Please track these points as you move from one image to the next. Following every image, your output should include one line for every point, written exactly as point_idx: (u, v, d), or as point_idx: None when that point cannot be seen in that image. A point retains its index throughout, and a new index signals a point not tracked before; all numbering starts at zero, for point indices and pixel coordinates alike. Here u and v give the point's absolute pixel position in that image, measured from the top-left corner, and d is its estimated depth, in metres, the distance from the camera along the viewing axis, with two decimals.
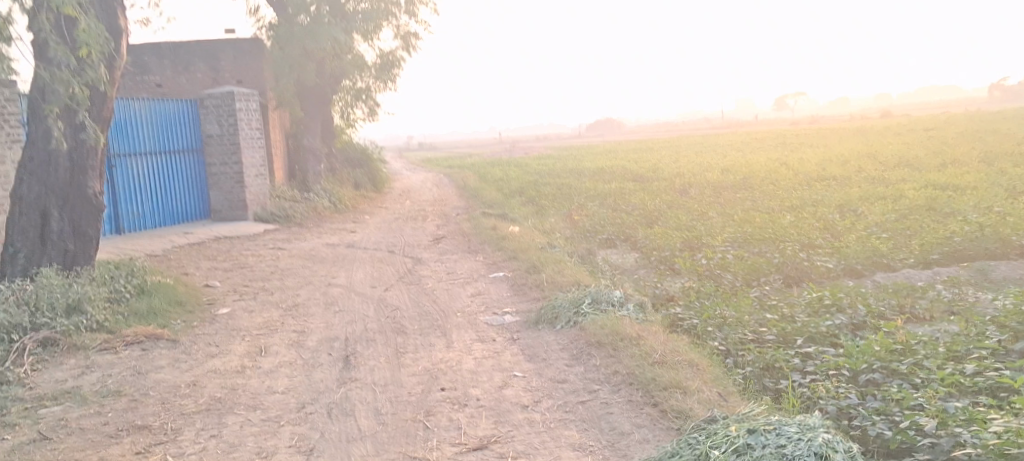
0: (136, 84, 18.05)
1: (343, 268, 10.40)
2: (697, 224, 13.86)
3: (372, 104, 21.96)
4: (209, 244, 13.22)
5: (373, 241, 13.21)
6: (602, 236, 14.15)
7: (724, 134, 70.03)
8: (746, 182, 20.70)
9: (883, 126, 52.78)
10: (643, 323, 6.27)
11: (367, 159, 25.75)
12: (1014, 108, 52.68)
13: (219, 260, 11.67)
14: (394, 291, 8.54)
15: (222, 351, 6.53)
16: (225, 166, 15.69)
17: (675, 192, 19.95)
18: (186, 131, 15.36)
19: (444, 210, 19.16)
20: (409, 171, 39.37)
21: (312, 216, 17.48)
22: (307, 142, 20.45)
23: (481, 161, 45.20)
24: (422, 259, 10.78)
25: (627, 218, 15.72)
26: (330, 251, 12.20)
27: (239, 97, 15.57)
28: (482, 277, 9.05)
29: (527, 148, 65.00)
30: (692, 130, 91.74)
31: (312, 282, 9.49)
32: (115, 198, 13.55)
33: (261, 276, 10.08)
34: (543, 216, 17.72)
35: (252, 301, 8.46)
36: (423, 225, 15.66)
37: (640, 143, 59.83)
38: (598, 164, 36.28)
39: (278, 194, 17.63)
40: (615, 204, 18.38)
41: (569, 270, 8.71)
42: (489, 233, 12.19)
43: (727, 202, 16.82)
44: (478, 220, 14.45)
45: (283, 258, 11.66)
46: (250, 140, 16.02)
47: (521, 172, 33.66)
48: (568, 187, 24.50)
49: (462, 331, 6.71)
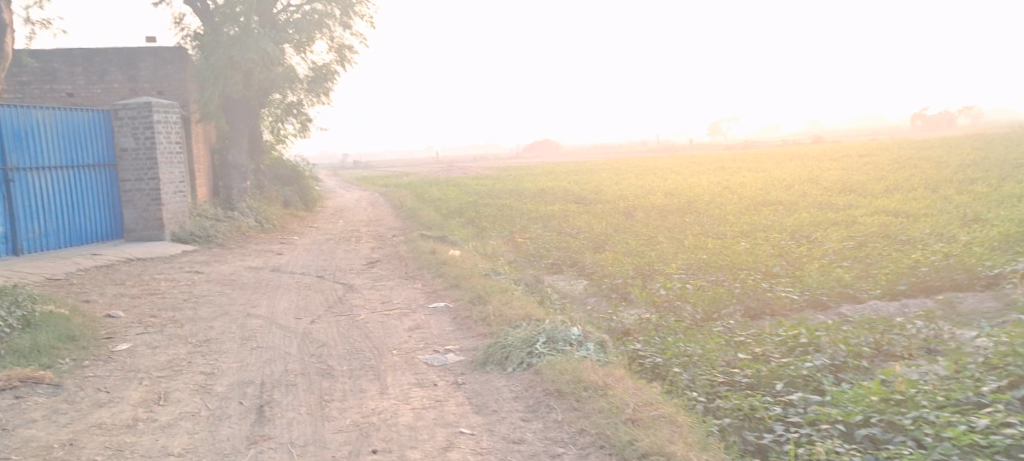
0: (42, 92, 16.60)
1: (266, 296, 9.37)
2: (646, 249, 13.33)
3: (304, 119, 20.92)
4: (118, 267, 12.00)
5: (302, 265, 12.23)
6: (548, 261, 13.47)
7: (661, 157, 70.85)
8: (691, 205, 20.49)
9: (814, 152, 54.14)
10: (607, 366, 5.54)
11: (298, 176, 24.57)
12: (938, 138, 54.86)
13: (126, 285, 10.45)
14: (321, 323, 7.60)
15: (113, 398, 5.27)
16: (140, 182, 14.44)
17: (620, 215, 19.55)
18: (97, 143, 14.08)
19: (380, 230, 18.27)
20: (344, 189, 38.19)
21: (236, 236, 16.31)
22: (233, 157, 19.23)
23: (419, 180, 44.29)
24: (355, 285, 9.85)
25: (573, 241, 15.12)
26: (253, 276, 11.15)
27: (157, 108, 14.40)
28: (421, 307, 8.20)
29: (466, 168, 64.33)
30: (630, 153, 92.75)
31: (228, 312, 8.44)
32: (13, 216, 12.21)
33: (170, 304, 8.96)
34: (484, 238, 17.00)
35: (157, 335, 7.33)
36: (357, 247, 14.73)
37: (580, 165, 59.89)
38: (538, 185, 35.85)
39: (200, 212, 16.43)
40: (559, 226, 17.78)
41: (516, 300, 7.95)
42: (429, 257, 11.36)
43: (674, 226, 16.40)
44: (417, 242, 13.61)
45: (199, 283, 10.55)
46: (170, 155, 14.83)
47: (459, 192, 32.92)
48: (510, 209, 23.88)
49: (397, 373, 5.84)
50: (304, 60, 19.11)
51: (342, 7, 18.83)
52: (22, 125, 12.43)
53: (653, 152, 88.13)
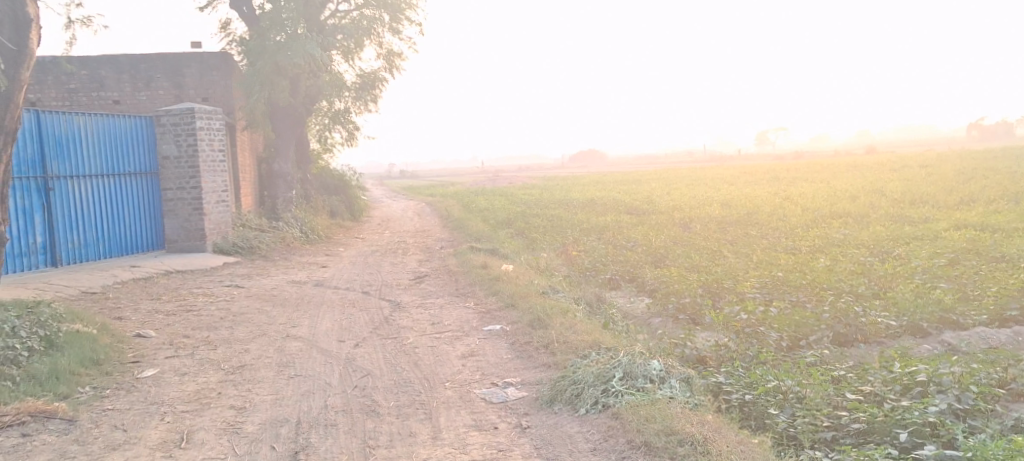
0: (89, 99, 16.38)
1: (307, 315, 8.72)
2: (712, 265, 12.37)
3: (351, 127, 20.47)
4: (157, 281, 11.53)
5: (347, 279, 11.62)
6: (605, 277, 12.61)
7: (711, 166, 69.23)
8: (752, 217, 19.45)
9: (873, 161, 52.09)
10: (698, 410, 4.69)
11: (344, 185, 24.11)
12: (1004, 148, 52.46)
13: (163, 301, 9.93)
14: (365, 349, 6.89)
15: (129, 440, 4.63)
16: (182, 191, 14.06)
17: (677, 226, 18.62)
18: (139, 150, 13.74)
19: (428, 242, 17.65)
20: (389, 198, 37.83)
21: (280, 247, 15.82)
22: (279, 165, 18.81)
23: (465, 189, 43.73)
24: (402, 304, 9.14)
25: (631, 255, 14.23)
26: (295, 291, 10.55)
27: (200, 114, 14.02)
28: (474, 330, 7.44)
29: (512, 178, 63.70)
30: (678, 163, 91.05)
31: (267, 333, 7.80)
32: (51, 225, 11.87)
33: (207, 323, 8.37)
34: (536, 251, 16.24)
35: (188, 360, 6.72)
36: (404, 260, 14.10)
37: (629, 174, 58.71)
38: (585, 195, 34.92)
39: (244, 222, 16.01)
40: (614, 239, 16.89)
41: (580, 324, 7.13)
42: (480, 273, 10.60)
43: (738, 240, 15.38)
44: (466, 256, 12.87)
45: (239, 299, 9.97)
46: (213, 162, 14.42)
47: (507, 202, 32.19)
48: (559, 219, 23.02)
49: (451, 413, 5.08)
50: (352, 67, 18.62)
51: (390, 11, 18.30)
52: (62, 132, 12.10)
53: (701, 162, 86.36)
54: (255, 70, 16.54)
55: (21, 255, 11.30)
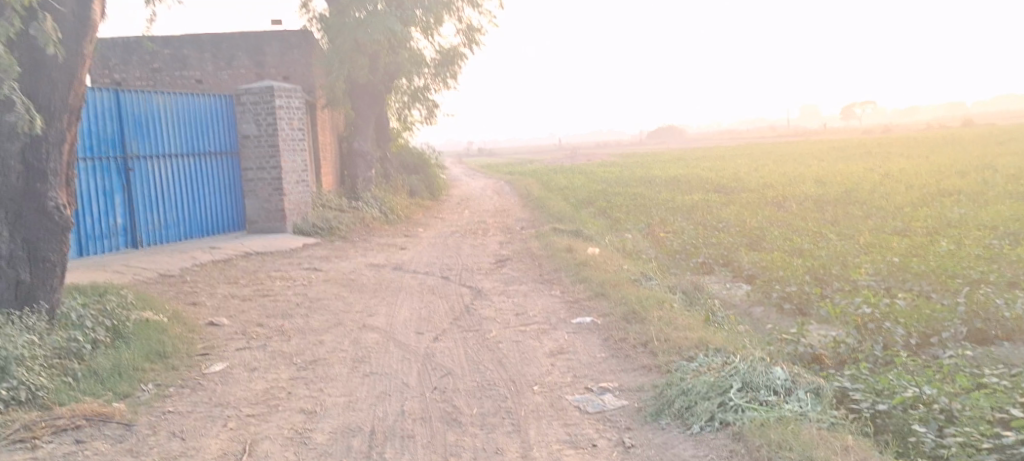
0: (173, 79, 16.44)
1: (384, 302, 8.27)
2: (816, 247, 11.35)
3: (430, 105, 20.10)
4: (235, 264, 11.36)
5: (425, 262, 11.17)
6: (697, 260, 11.77)
7: (798, 142, 66.37)
8: (852, 195, 18.11)
9: (977, 133, 48.66)
10: (837, 431, 3.93)
11: (423, 164, 23.79)
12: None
13: (240, 286, 9.70)
14: (446, 343, 6.36)
15: (187, 453, 4.23)
16: (261, 171, 13.90)
17: (771, 205, 17.49)
18: (219, 129, 13.64)
19: (507, 223, 17.10)
20: (467, 177, 37.58)
21: (359, 228, 15.54)
22: (357, 144, 18.56)
23: (543, 167, 43.06)
24: (483, 291, 8.59)
25: (725, 236, 13.30)
26: (373, 275, 10.16)
27: (279, 93, 13.78)
28: (564, 322, 6.81)
29: (590, 155, 62.63)
30: (761, 138, 87.87)
31: (342, 322, 7.38)
32: (131, 206, 11.87)
33: (282, 310, 8.06)
34: (620, 232, 15.48)
35: (260, 354, 6.36)
36: (484, 242, 13.57)
37: (713, 151, 56.82)
38: (667, 172, 33.72)
39: (323, 202, 15.79)
40: (703, 219, 15.93)
41: (682, 318, 6.39)
42: (566, 257, 9.95)
43: (842, 220, 14.20)
44: (549, 237, 12.23)
45: (315, 284, 9.64)
46: (292, 142, 14.19)
47: (586, 180, 31.35)
48: (643, 198, 22.10)
49: (541, 424, 4.47)
50: (431, 43, 18.14)
51: None
52: (142, 111, 12.07)
53: (787, 136, 82.98)
54: (335, 47, 16.31)
55: (102, 237, 11.34)
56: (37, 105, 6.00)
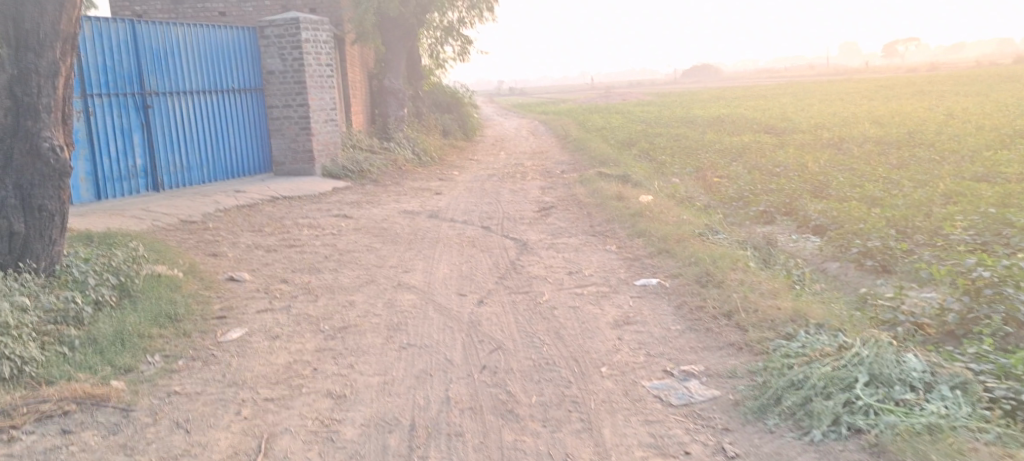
0: (196, 11, 15.59)
1: (420, 256, 7.50)
2: (890, 194, 10.29)
3: (464, 40, 19.04)
4: (261, 210, 10.68)
5: (463, 209, 10.38)
6: (757, 209, 10.79)
7: (845, 79, 63.69)
8: (918, 136, 16.86)
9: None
10: (1006, 442, 3.04)
11: (456, 102, 22.80)
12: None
13: (264, 235, 9.02)
14: (492, 308, 5.59)
15: (190, 449, 3.52)
16: (287, 108, 13.11)
17: (829, 147, 16.35)
18: (244, 65, 12.85)
19: (546, 165, 16.19)
20: (500, 116, 36.53)
21: (391, 171, 14.74)
22: (389, 81, 17.65)
23: (579, 107, 41.74)
24: (530, 244, 7.77)
25: (785, 181, 12.28)
26: (407, 224, 9.42)
27: (305, 25, 12.87)
28: (625, 283, 5.98)
29: (627, 94, 60.87)
30: (804, 75, 84.75)
31: (375, 279, 6.66)
32: (152, 147, 11.18)
33: (309, 265, 7.38)
34: (668, 176, 14.52)
35: (283, 318, 5.66)
36: (524, 186, 12.72)
37: (755, 89, 54.73)
38: (710, 112, 32.27)
39: (354, 143, 15.00)
40: (757, 162, 14.84)
41: (765, 281, 5.52)
42: (617, 205, 9.06)
43: (914, 163, 13.01)
44: (595, 183, 11.31)
45: (345, 233, 8.91)
46: (320, 79, 13.32)
47: (624, 120, 30.11)
48: (687, 139, 20.98)
49: (617, 420, 3.68)
50: None
51: None
52: (160, 44, 11.28)
53: (831, 74, 79.89)
54: None
55: (121, 179, 10.69)
56: (21, 30, 5.20)
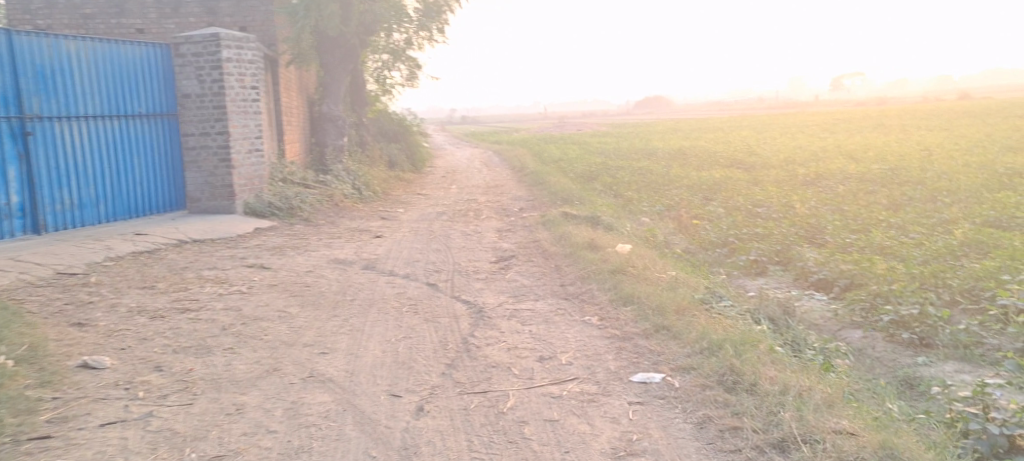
0: (108, 28, 13.71)
1: (346, 328, 5.89)
2: (899, 243, 9.02)
3: (413, 65, 17.53)
4: (162, 258, 8.91)
5: (406, 258, 8.78)
6: (746, 257, 9.48)
7: (794, 112, 64.18)
8: (899, 173, 15.87)
9: (996, 105, 46.47)
10: None
11: (404, 132, 21.27)
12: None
13: (157, 294, 7.28)
14: (435, 422, 4.00)
15: None
16: (204, 137, 11.43)
17: (808, 185, 15.21)
18: (153, 87, 11.13)
19: (502, 202, 14.70)
20: (453, 147, 35.03)
21: (327, 208, 13.09)
22: (327, 108, 15.99)
23: (535, 137, 40.44)
24: (486, 311, 6.23)
25: (771, 224, 11.01)
26: (336, 279, 7.77)
27: (226, 42, 11.28)
28: (617, 377, 4.45)
29: (584, 124, 60.00)
30: (756, 108, 85.36)
31: (280, 370, 5.00)
32: (32, 181, 9.33)
33: (200, 343, 5.68)
34: (637, 217, 13.15)
35: (133, 440, 4.01)
36: (478, 228, 11.19)
37: (709, 122, 54.47)
38: (670, 144, 31.30)
39: (285, 176, 13.28)
40: (734, 201, 13.60)
41: (814, 384, 4.03)
42: (591, 258, 7.59)
43: (907, 207, 11.87)
44: (561, 227, 9.86)
45: (258, 293, 7.24)
46: (243, 104, 11.71)
47: (582, 151, 28.89)
48: (651, 173, 19.81)
49: None
50: None
51: None
52: (48, 60, 9.51)
53: (783, 107, 80.53)
54: None
55: None
56: None
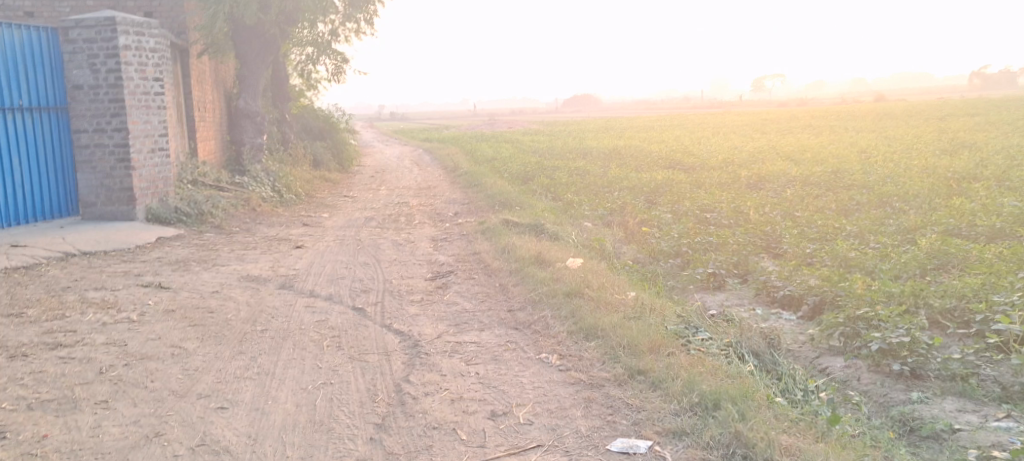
0: None
1: (253, 372, 4.83)
2: (864, 256, 8.49)
3: (340, 59, 16.36)
4: (41, 275, 7.61)
5: (330, 274, 7.74)
6: (703, 270, 8.78)
7: (721, 112, 65.23)
8: (842, 176, 15.63)
9: (916, 109, 47.91)
10: None
11: (331, 129, 20.03)
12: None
13: (24, 323, 6.05)
14: None
15: None
16: (98, 133, 10.06)
17: (753, 189, 14.79)
18: (38, 77, 9.66)
19: (437, 206, 13.74)
20: (380, 143, 33.65)
21: (243, 213, 11.87)
22: (245, 103, 14.71)
23: (466, 135, 39.40)
24: (423, 346, 5.29)
25: (725, 232, 10.40)
26: (247, 302, 6.69)
27: (123, 27, 9.96)
28: (591, 445, 3.66)
29: (516, 122, 59.23)
30: (685, 106, 86.33)
31: (163, 434, 3.96)
32: None
33: (64, 391, 4.54)
34: (580, 222, 12.39)
35: None
36: (412, 237, 10.21)
37: (641, 121, 54.55)
38: (605, 143, 30.79)
39: (195, 178, 11.99)
40: (681, 205, 12.99)
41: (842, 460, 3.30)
42: (541, 277, 6.74)
43: (859, 214, 11.45)
44: (504, 237, 8.99)
45: (149, 320, 6.07)
46: (144, 97, 10.40)
47: (515, 150, 28.09)
48: (590, 174, 19.15)
49: None
50: None
51: None
52: None
53: (711, 107, 81.67)
54: None
55: None
56: None
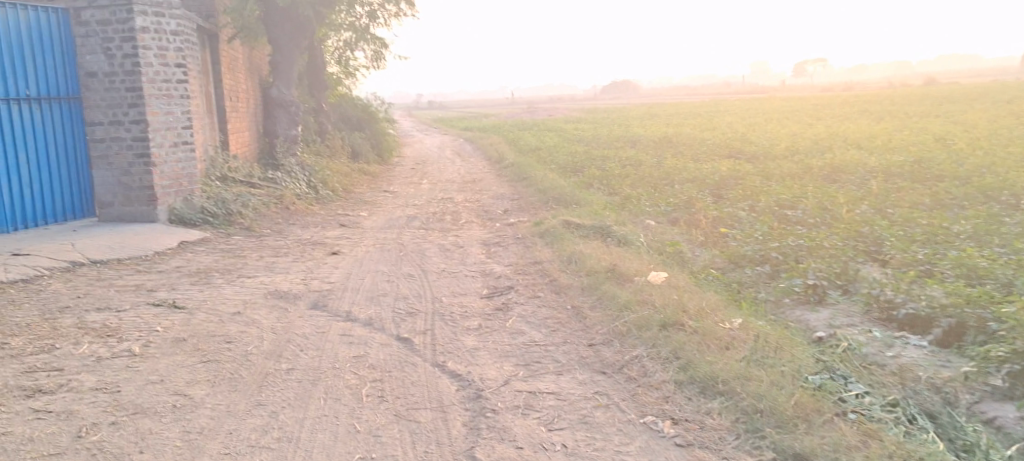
0: None
1: (272, 439, 3.73)
2: (998, 265, 7.12)
3: (379, 44, 15.27)
4: (39, 291, 6.61)
5: (369, 289, 6.65)
6: (802, 279, 7.51)
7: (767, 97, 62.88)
8: (930, 165, 14.09)
9: (978, 91, 45.35)
10: None
11: (369, 118, 18.99)
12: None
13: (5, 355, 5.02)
14: None
15: None
16: (114, 125, 9.10)
17: (831, 181, 13.34)
18: (48, 63, 8.72)
19: (484, 202, 12.61)
20: (420, 133, 32.52)
21: (275, 212, 10.88)
22: (278, 92, 13.83)
23: (506, 123, 38.13)
24: (489, 398, 4.14)
25: (815, 232, 9.08)
26: (271, 328, 5.61)
27: (140, 8, 8.95)
28: None
29: (556, 109, 57.66)
30: (729, 92, 83.87)
31: None
32: None
33: None
34: (643, 220, 11.14)
35: None
36: (460, 240, 9.09)
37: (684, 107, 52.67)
38: (653, 131, 29.25)
39: (223, 174, 11.00)
40: (756, 201, 11.65)
41: None
42: (623, 298, 5.55)
43: (965, 211, 10.03)
44: (567, 242, 7.81)
45: (154, 354, 5.01)
46: (165, 85, 9.41)
47: (559, 139, 26.75)
48: (645, 164, 17.84)
49: None
50: None
51: None
52: None
53: (756, 92, 79.15)
54: None
55: None
56: None
